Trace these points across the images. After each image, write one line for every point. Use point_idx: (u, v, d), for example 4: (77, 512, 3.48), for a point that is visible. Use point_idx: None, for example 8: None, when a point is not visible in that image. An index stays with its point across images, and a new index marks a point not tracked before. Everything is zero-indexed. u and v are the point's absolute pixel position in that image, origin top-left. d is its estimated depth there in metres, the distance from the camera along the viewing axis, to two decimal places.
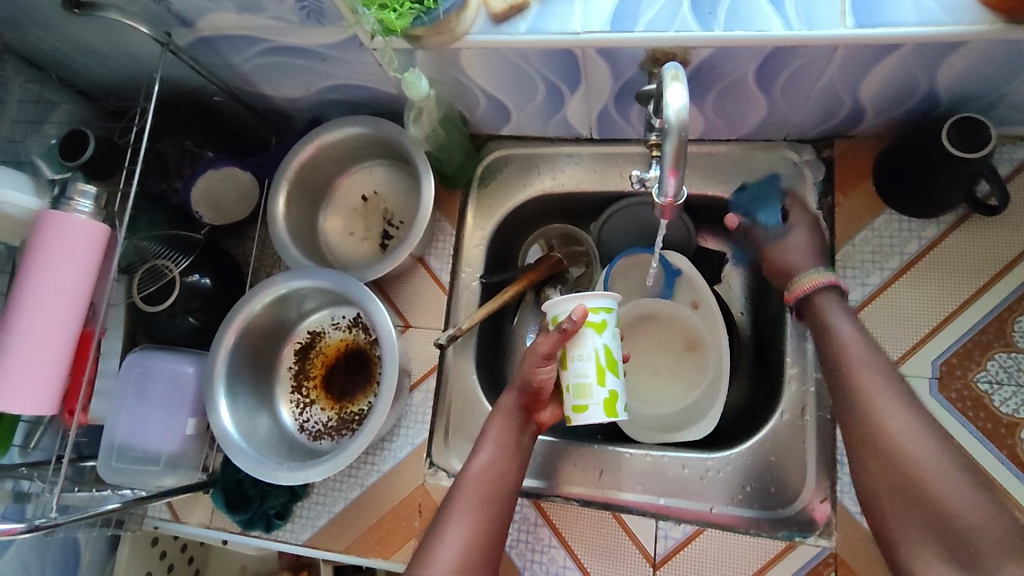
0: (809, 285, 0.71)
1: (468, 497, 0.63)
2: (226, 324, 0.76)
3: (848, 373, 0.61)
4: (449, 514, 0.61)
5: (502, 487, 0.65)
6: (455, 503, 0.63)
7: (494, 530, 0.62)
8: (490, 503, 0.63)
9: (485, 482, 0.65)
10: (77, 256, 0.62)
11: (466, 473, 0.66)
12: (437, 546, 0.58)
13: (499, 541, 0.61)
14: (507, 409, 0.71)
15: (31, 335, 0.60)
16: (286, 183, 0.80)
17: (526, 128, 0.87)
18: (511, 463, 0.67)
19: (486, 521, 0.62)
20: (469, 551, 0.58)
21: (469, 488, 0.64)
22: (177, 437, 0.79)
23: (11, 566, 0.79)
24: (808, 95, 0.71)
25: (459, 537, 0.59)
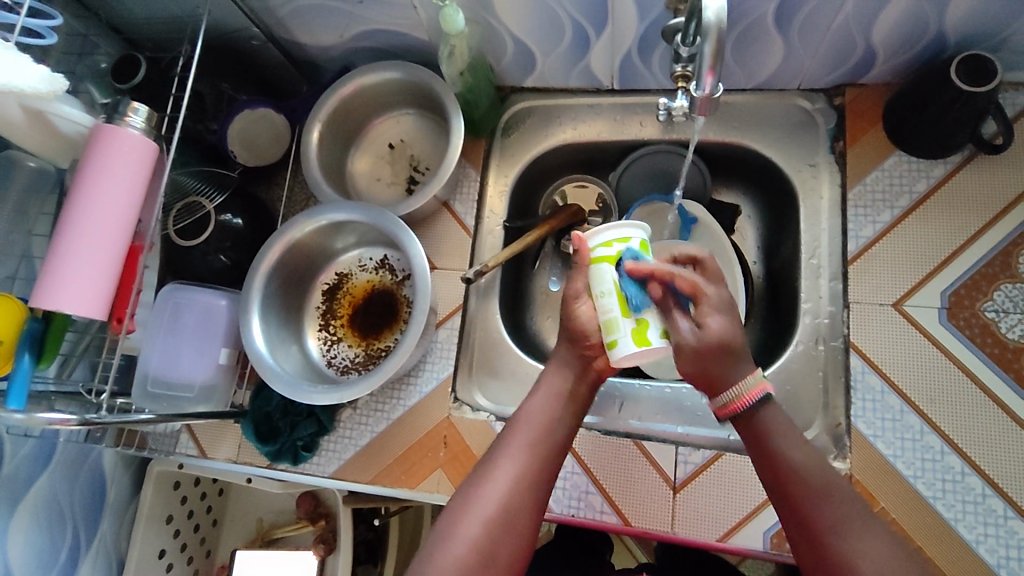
0: (742, 402, 0.61)
1: (515, 444, 0.63)
2: (262, 253, 0.79)
3: (756, 424, 0.61)
4: (497, 457, 0.62)
5: (554, 434, 0.65)
6: (502, 449, 0.63)
7: (541, 474, 0.62)
8: (538, 448, 0.63)
9: (536, 430, 0.64)
10: (130, 168, 0.64)
11: (517, 419, 0.65)
12: (479, 488, 0.60)
13: (545, 484, 0.62)
14: (565, 360, 0.69)
15: (86, 241, 0.62)
16: (320, 123, 0.84)
17: (550, 79, 0.90)
18: (565, 410, 0.66)
19: (534, 465, 0.62)
20: (512, 493, 0.59)
21: (517, 436, 0.63)
22: (210, 367, 0.80)
23: (43, 494, 0.78)
24: (823, 37, 0.76)
25: (504, 480, 0.60)
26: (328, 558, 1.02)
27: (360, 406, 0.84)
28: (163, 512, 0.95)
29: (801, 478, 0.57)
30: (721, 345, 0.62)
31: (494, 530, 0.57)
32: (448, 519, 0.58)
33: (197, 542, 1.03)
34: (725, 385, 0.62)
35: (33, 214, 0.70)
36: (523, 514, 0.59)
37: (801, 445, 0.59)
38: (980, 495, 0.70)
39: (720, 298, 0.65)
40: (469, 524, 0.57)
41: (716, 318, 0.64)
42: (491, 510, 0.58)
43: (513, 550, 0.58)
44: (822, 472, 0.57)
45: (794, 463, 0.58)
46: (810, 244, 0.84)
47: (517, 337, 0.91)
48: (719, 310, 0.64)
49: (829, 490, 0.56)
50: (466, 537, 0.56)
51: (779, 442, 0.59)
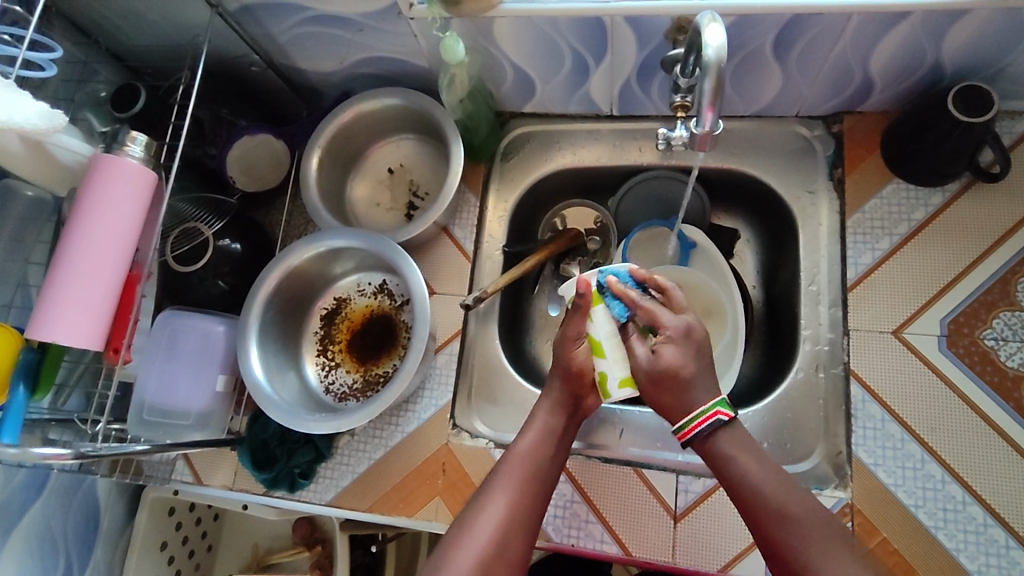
0: (695, 429, 0.59)
1: (508, 478, 0.62)
2: (261, 279, 0.79)
3: (716, 455, 0.59)
4: (489, 492, 0.61)
5: (545, 471, 0.64)
6: (494, 484, 0.62)
7: (533, 508, 0.61)
8: (531, 484, 0.62)
9: (527, 464, 0.63)
10: (128, 197, 0.64)
11: (509, 454, 0.65)
12: (473, 521, 0.58)
13: (536, 518, 0.61)
14: (557, 395, 0.69)
15: (83, 274, 0.61)
16: (320, 149, 0.85)
17: (549, 105, 0.91)
18: (554, 446, 0.66)
19: (526, 501, 0.61)
20: (507, 525, 0.58)
21: (510, 470, 0.62)
22: (206, 394, 0.79)
23: (35, 521, 0.77)
24: (821, 67, 0.77)
25: (498, 511, 0.59)
26: None
27: (358, 432, 0.84)
28: (156, 539, 0.94)
29: (766, 503, 0.55)
30: (675, 375, 0.61)
31: (489, 562, 0.56)
32: (441, 552, 0.57)
33: (191, 568, 1.01)
34: (681, 409, 0.61)
35: (29, 242, 0.69)
36: (517, 547, 0.58)
37: (762, 463, 0.58)
38: (981, 525, 0.69)
39: (677, 329, 0.63)
40: (463, 556, 0.55)
41: (674, 348, 0.62)
42: (486, 541, 0.56)
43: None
44: (792, 497, 0.55)
45: (756, 487, 0.56)
46: (809, 270, 0.84)
47: (517, 362, 0.91)
48: (678, 339, 0.62)
49: (791, 514, 0.54)
50: (459, 568, 0.55)
51: (740, 467, 0.57)
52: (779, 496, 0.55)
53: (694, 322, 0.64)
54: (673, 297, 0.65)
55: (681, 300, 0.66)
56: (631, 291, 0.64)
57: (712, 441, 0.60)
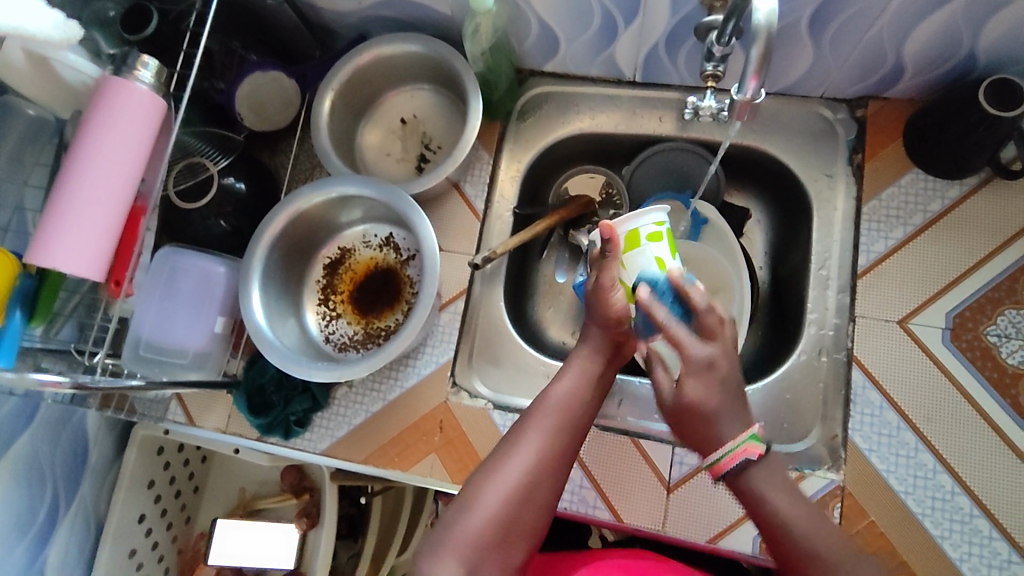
0: (725, 465, 0.54)
1: (539, 421, 0.60)
2: (266, 222, 0.77)
3: (745, 490, 0.54)
4: (520, 434, 0.60)
5: (580, 416, 0.63)
6: (526, 425, 0.60)
7: (565, 452, 0.60)
8: (564, 431, 0.61)
9: (562, 412, 0.61)
10: (136, 122, 0.61)
11: (542, 398, 0.63)
12: (502, 461, 0.58)
13: (567, 462, 0.60)
14: (595, 338, 0.67)
15: (87, 202, 0.59)
16: (332, 92, 0.82)
17: (571, 65, 0.88)
18: (591, 395, 0.64)
19: (559, 442, 0.60)
20: (538, 469, 0.58)
21: (544, 413, 0.61)
22: (205, 335, 0.78)
23: (24, 452, 0.76)
24: (853, 49, 0.75)
25: (530, 455, 0.58)
26: (309, 532, 1.01)
27: (356, 384, 0.83)
28: (144, 478, 0.93)
29: (792, 539, 0.51)
30: (695, 410, 0.56)
31: (516, 502, 0.56)
32: (467, 490, 0.57)
33: (177, 509, 1.01)
34: (713, 444, 0.55)
35: (28, 164, 0.66)
36: (545, 491, 0.58)
37: (799, 506, 0.52)
38: (967, 515, 0.71)
39: (700, 362, 0.56)
40: (490, 494, 0.56)
41: (696, 384, 0.56)
42: (515, 482, 0.56)
43: (533, 519, 0.57)
44: (825, 539, 0.50)
45: (787, 526, 0.51)
46: (821, 254, 0.83)
47: (519, 326, 0.90)
48: (700, 375, 0.56)
49: (826, 558, 0.49)
50: (485, 506, 0.55)
51: (769, 502, 0.53)
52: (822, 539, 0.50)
53: (723, 353, 0.57)
54: (704, 322, 0.59)
55: (716, 325, 0.58)
56: (656, 310, 0.61)
57: (741, 478, 0.54)
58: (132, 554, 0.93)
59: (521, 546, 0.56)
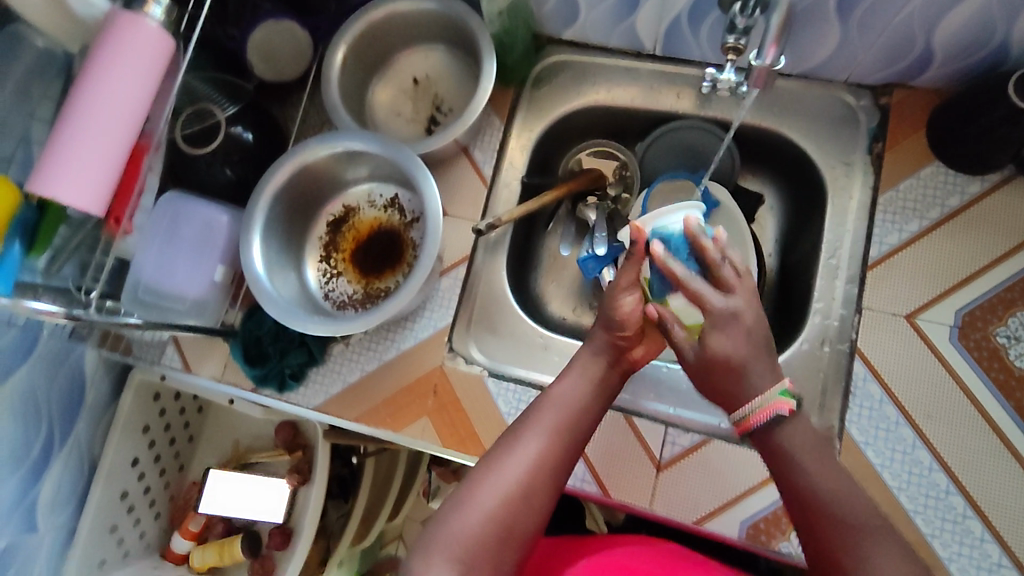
0: (755, 420, 0.55)
1: (541, 421, 0.58)
2: (271, 174, 0.76)
3: (774, 448, 0.55)
4: (521, 432, 0.58)
5: (584, 420, 0.60)
6: (527, 424, 0.58)
7: (568, 453, 0.58)
8: (567, 431, 0.58)
9: (565, 413, 0.59)
10: (144, 59, 0.60)
11: (546, 398, 0.61)
12: (501, 458, 0.56)
13: (570, 465, 0.58)
14: (601, 343, 0.64)
15: (89, 135, 0.58)
16: (345, 46, 0.81)
17: (590, 34, 0.86)
18: (597, 397, 0.62)
19: (562, 445, 0.58)
20: (538, 470, 0.55)
21: (545, 413, 0.59)
22: (204, 283, 0.78)
23: (20, 386, 0.76)
24: (882, 31, 0.73)
25: (530, 455, 0.56)
26: (300, 489, 1.01)
27: (353, 342, 0.83)
28: (139, 422, 0.94)
29: (818, 497, 0.51)
30: (723, 364, 0.57)
31: (515, 502, 0.53)
32: (464, 486, 0.55)
33: (171, 456, 1.01)
34: (740, 400, 0.57)
35: (36, 96, 0.66)
36: (546, 494, 0.55)
37: (825, 466, 0.53)
38: (960, 515, 0.69)
39: (724, 313, 0.58)
40: (488, 492, 0.54)
41: (722, 337, 0.57)
42: (514, 482, 0.54)
43: (533, 524, 0.54)
44: (851, 502, 0.51)
45: (816, 484, 0.52)
46: (832, 243, 0.82)
47: (520, 297, 0.89)
48: (725, 326, 0.57)
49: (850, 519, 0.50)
50: (482, 504, 0.53)
51: (797, 461, 0.54)
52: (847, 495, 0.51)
53: (745, 304, 0.58)
54: (721, 272, 0.60)
55: (731, 277, 0.60)
56: (673, 266, 0.59)
57: (771, 434, 0.55)
58: (124, 497, 0.94)
59: (519, 553, 0.53)
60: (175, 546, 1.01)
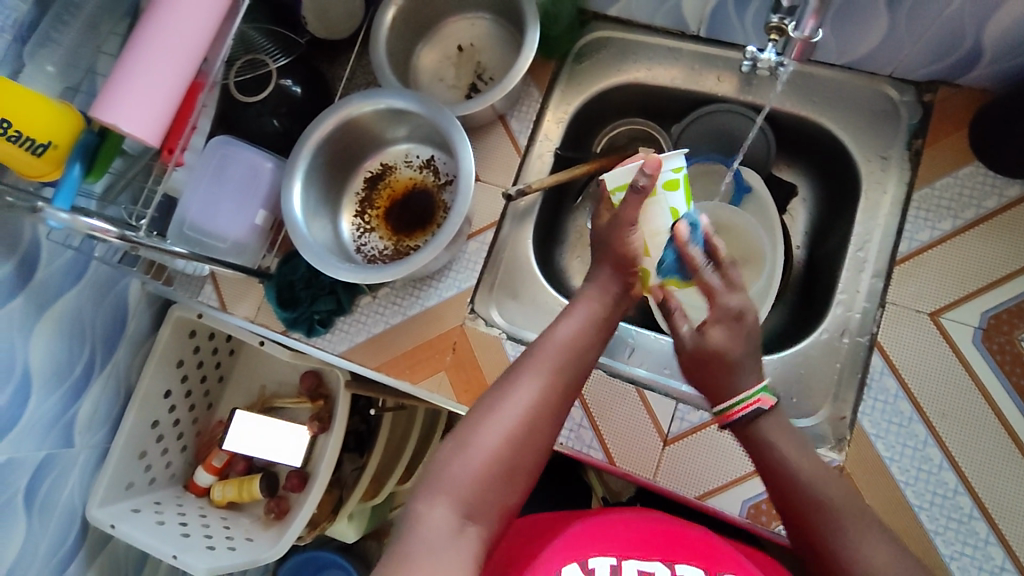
0: (738, 411, 0.58)
1: (541, 361, 0.58)
2: (315, 125, 0.79)
3: (755, 439, 0.58)
4: (521, 372, 0.58)
5: (582, 358, 0.60)
6: (526, 363, 0.58)
7: (566, 392, 0.58)
8: (567, 371, 0.58)
9: (565, 353, 0.59)
10: (204, 1, 0.64)
11: (545, 337, 0.60)
12: (503, 399, 0.56)
13: (568, 402, 0.58)
14: (606, 285, 0.65)
15: (151, 69, 0.62)
16: (395, 7, 0.83)
17: (635, 12, 0.87)
18: (596, 339, 0.62)
19: (560, 383, 0.58)
20: (536, 411, 0.56)
21: (546, 352, 0.59)
22: (246, 225, 0.82)
23: (69, 307, 0.81)
24: (930, 24, 0.72)
25: (529, 396, 0.56)
26: (319, 437, 1.06)
27: (380, 295, 0.86)
28: (174, 357, 0.99)
29: (801, 487, 0.55)
30: (717, 356, 0.59)
31: (517, 442, 0.54)
32: (465, 426, 0.55)
33: (201, 393, 1.06)
34: (726, 392, 0.59)
35: (104, 32, 0.71)
36: (543, 435, 0.56)
37: (801, 450, 0.57)
38: (965, 515, 0.69)
39: (729, 311, 0.59)
40: (489, 433, 0.54)
41: (719, 331, 0.59)
42: (515, 423, 0.54)
43: (531, 465, 0.55)
44: (828, 483, 0.54)
45: (796, 473, 0.55)
46: (860, 236, 0.82)
47: (545, 267, 0.91)
48: (726, 321, 0.59)
49: (827, 500, 0.53)
50: (486, 445, 0.53)
51: (778, 451, 0.57)
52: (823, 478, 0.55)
53: (750, 305, 0.60)
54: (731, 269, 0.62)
55: (740, 281, 0.62)
56: (691, 251, 0.63)
57: (752, 429, 0.59)
58: (155, 426, 0.99)
59: (521, 492, 0.54)
60: (198, 479, 1.06)
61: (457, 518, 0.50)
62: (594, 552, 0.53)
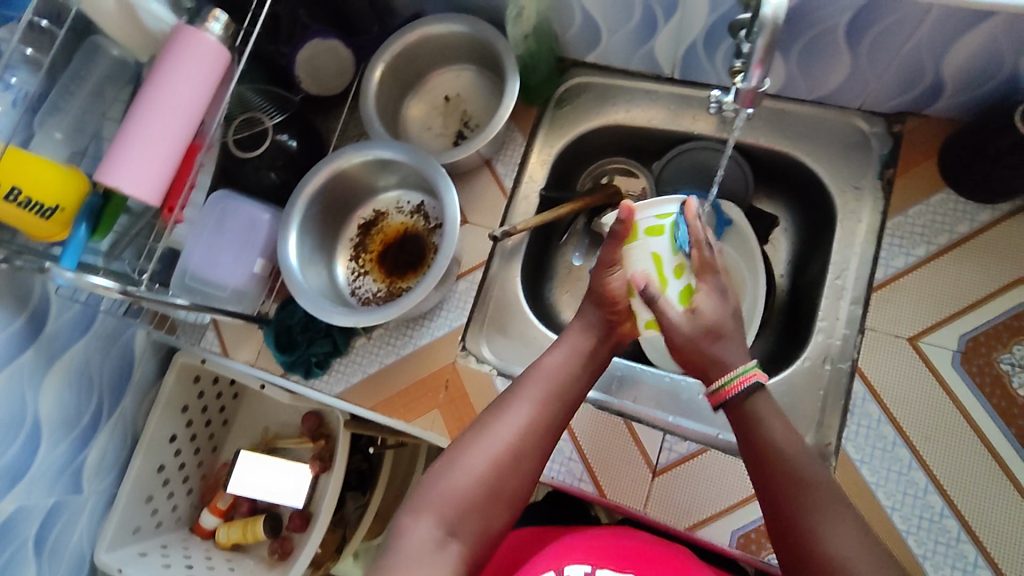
0: (732, 388, 0.59)
1: (530, 391, 0.64)
2: (308, 178, 0.84)
3: (743, 414, 0.59)
4: (511, 400, 0.63)
5: (569, 389, 0.66)
6: (517, 393, 0.64)
7: (553, 419, 0.63)
8: (552, 400, 0.64)
9: (552, 383, 0.65)
10: (201, 68, 0.68)
11: (535, 368, 0.66)
12: (492, 424, 0.61)
13: (556, 429, 0.64)
14: (591, 323, 0.70)
15: (150, 134, 0.66)
16: (383, 64, 0.88)
17: (611, 57, 0.91)
18: (583, 370, 0.67)
19: (548, 411, 0.63)
20: (524, 434, 0.61)
21: (534, 383, 0.64)
22: (244, 274, 0.86)
23: (77, 359, 0.85)
24: (892, 60, 0.75)
25: (519, 421, 0.61)
26: (320, 476, 1.07)
27: (374, 336, 0.88)
28: (178, 402, 1.02)
29: (786, 467, 0.55)
30: (712, 330, 0.62)
31: (504, 465, 0.59)
32: (456, 448, 0.60)
33: (205, 436, 1.09)
34: (718, 367, 0.61)
35: (109, 99, 0.75)
36: (530, 459, 0.61)
37: (791, 433, 0.57)
38: (953, 538, 0.70)
39: (717, 287, 0.65)
40: (478, 456, 0.59)
41: (710, 301, 0.63)
42: (502, 447, 0.60)
43: (519, 487, 0.59)
44: (810, 470, 0.55)
45: (783, 454, 0.56)
46: (838, 264, 0.84)
47: (534, 303, 0.94)
48: (714, 294, 0.64)
49: (809, 483, 0.54)
50: (474, 467, 0.58)
51: (768, 431, 0.57)
52: (807, 462, 0.55)
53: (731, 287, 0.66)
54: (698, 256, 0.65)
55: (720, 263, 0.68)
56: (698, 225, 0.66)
57: (741, 404, 0.59)
58: (161, 470, 1.02)
59: (507, 511, 0.59)
60: (203, 521, 1.08)
61: (440, 531, 0.55)
62: (570, 562, 0.58)
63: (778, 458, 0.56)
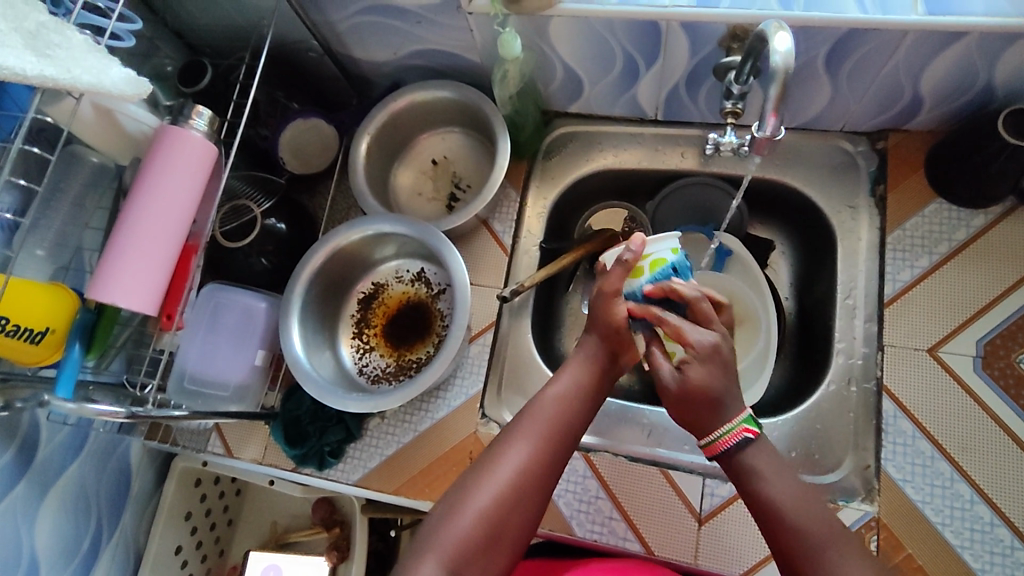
0: (722, 443, 0.57)
1: (533, 424, 0.61)
2: (304, 263, 0.81)
3: (737, 466, 0.57)
4: (513, 435, 0.60)
5: (572, 420, 0.62)
6: (519, 427, 0.61)
7: (557, 455, 0.60)
8: (557, 436, 0.61)
9: (555, 417, 0.61)
10: (190, 168, 0.65)
11: (537, 401, 0.63)
12: (494, 461, 0.58)
13: (559, 464, 0.60)
14: (592, 351, 0.66)
15: (143, 242, 0.63)
16: (368, 137, 0.87)
17: (594, 105, 0.91)
18: (586, 401, 0.64)
19: (551, 445, 0.60)
20: (527, 471, 0.58)
21: (537, 415, 0.61)
22: (245, 368, 0.81)
23: (73, 482, 0.79)
24: (870, 84, 0.78)
25: (520, 456, 0.58)
26: (341, 566, 1.02)
27: (388, 416, 0.85)
28: (181, 510, 0.95)
29: (784, 519, 0.53)
30: (700, 393, 0.57)
31: (506, 504, 0.56)
32: (458, 491, 0.58)
33: (212, 541, 1.02)
34: (708, 425, 0.57)
35: (90, 207, 0.72)
36: (531, 499, 0.58)
37: (780, 475, 0.56)
38: (1008, 548, 0.69)
39: (705, 346, 0.58)
40: (479, 495, 0.56)
41: (702, 367, 0.57)
42: (503, 483, 0.57)
43: (519, 530, 0.57)
44: (807, 511, 0.53)
45: (779, 506, 0.54)
46: (846, 284, 0.84)
47: (547, 357, 0.92)
48: (704, 358, 0.58)
49: (807, 530, 0.53)
50: (474, 506, 0.56)
51: (761, 477, 0.56)
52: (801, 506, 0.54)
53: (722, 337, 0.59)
54: (700, 307, 0.62)
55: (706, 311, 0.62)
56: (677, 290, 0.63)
57: (733, 458, 0.57)
58: None
59: (509, 550, 0.56)
60: None
61: None
62: None
63: (773, 503, 0.54)
